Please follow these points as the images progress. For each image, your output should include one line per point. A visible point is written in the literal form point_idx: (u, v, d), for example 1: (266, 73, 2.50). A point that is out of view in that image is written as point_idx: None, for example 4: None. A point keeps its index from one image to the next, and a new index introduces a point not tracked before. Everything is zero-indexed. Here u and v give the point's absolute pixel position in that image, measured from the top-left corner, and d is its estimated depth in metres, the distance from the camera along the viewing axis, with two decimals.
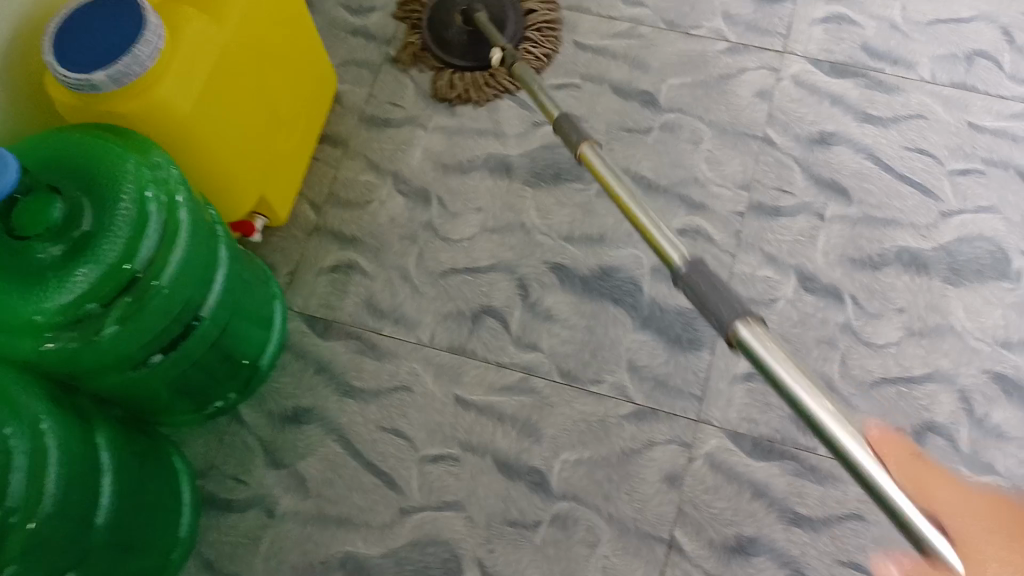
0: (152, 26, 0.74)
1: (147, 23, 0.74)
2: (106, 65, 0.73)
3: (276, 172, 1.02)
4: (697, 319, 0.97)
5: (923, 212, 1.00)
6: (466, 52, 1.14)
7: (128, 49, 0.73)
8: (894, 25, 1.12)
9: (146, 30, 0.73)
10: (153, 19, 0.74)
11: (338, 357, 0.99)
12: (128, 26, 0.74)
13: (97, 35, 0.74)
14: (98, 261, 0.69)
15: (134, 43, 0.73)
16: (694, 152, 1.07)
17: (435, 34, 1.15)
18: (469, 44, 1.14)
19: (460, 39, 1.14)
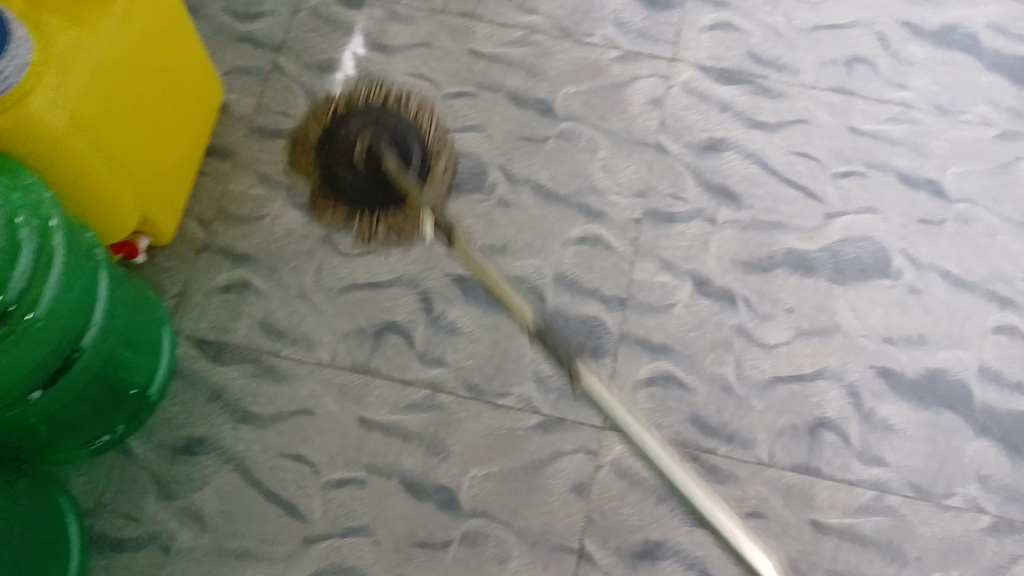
0: (18, 41, 0.73)
1: (14, 37, 0.73)
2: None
3: (162, 191, 0.97)
4: (600, 327, 0.98)
5: (809, 214, 1.04)
6: (370, 183, 1.05)
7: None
8: (777, 32, 1.16)
9: (14, 44, 0.73)
10: (19, 33, 0.73)
11: (233, 381, 0.95)
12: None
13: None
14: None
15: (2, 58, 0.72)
16: (591, 161, 1.08)
17: (330, 168, 1.07)
18: (371, 173, 1.06)
19: (363, 188, 1.05)
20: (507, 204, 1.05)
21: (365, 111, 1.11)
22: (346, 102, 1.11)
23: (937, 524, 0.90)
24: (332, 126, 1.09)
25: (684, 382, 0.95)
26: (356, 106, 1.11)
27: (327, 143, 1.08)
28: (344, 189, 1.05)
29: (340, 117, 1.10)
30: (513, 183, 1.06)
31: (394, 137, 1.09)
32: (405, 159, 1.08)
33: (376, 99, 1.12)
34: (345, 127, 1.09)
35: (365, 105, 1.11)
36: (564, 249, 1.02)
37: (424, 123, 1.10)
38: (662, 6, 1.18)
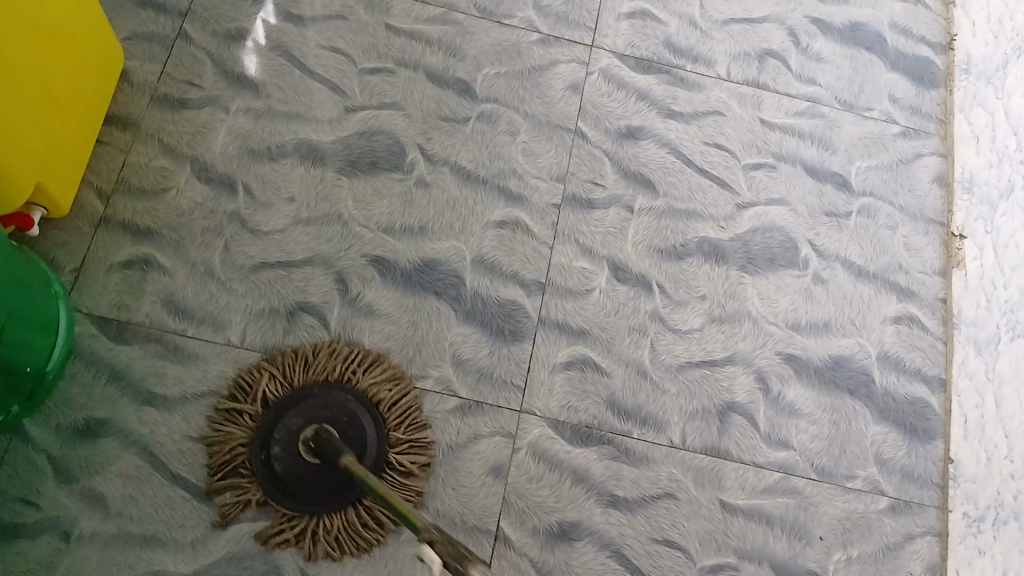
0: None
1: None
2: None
3: (56, 158, 0.90)
4: (518, 311, 0.98)
5: (722, 204, 1.07)
6: (325, 507, 0.86)
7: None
8: (693, 23, 1.18)
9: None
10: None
11: (136, 362, 0.91)
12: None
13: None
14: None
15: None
16: (512, 144, 1.07)
17: (266, 465, 0.87)
18: (323, 484, 0.87)
19: (314, 485, 0.86)
20: (427, 184, 1.04)
21: (307, 396, 0.89)
22: (284, 387, 0.89)
23: (839, 503, 0.96)
24: (266, 424, 0.88)
25: (601, 366, 0.97)
26: (295, 380, 0.90)
27: (260, 448, 0.87)
28: (290, 489, 0.86)
29: (276, 401, 0.89)
30: (433, 164, 1.05)
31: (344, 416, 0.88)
32: (360, 449, 0.87)
33: (318, 370, 0.90)
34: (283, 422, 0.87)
35: (305, 371, 0.90)
36: (484, 232, 1.02)
37: (380, 389, 0.91)
38: None
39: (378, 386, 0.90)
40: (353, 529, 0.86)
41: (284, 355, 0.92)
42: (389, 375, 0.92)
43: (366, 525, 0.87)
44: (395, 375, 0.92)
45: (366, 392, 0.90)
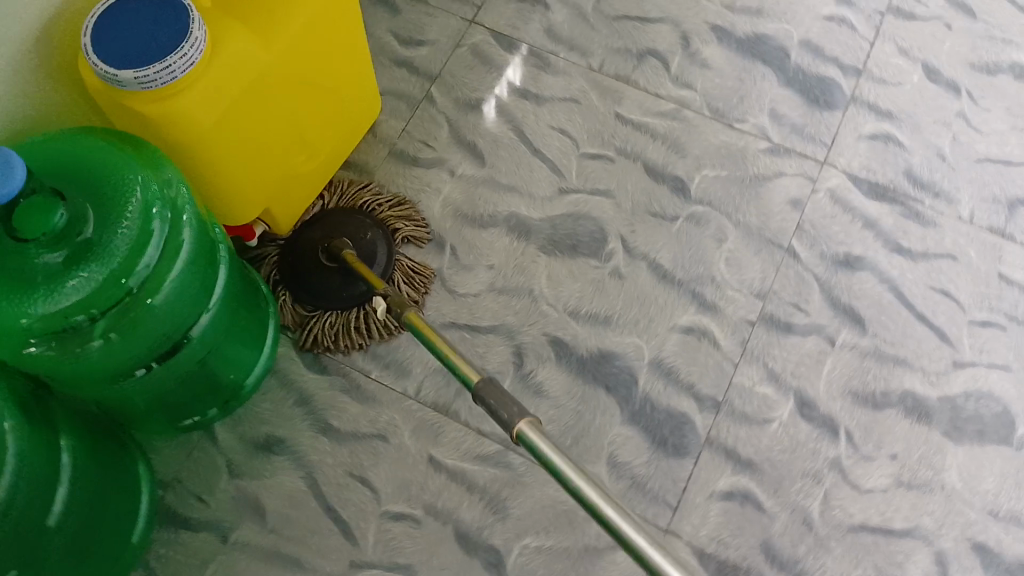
0: (194, 40, 0.72)
1: (190, 37, 0.72)
2: (138, 66, 0.71)
3: (292, 187, 0.99)
4: (687, 425, 0.95)
5: (935, 357, 0.99)
6: (329, 302, 0.99)
7: (165, 55, 0.71)
8: (941, 154, 1.12)
9: (188, 43, 0.72)
10: (197, 34, 0.72)
11: (320, 392, 0.98)
12: (171, 31, 0.72)
13: (137, 31, 0.72)
14: (101, 265, 0.69)
15: (171, 52, 0.71)
16: (716, 251, 1.05)
17: (291, 264, 1.02)
18: (331, 285, 1.00)
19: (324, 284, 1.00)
20: (621, 276, 1.04)
21: (333, 215, 1.04)
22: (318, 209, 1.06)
23: None
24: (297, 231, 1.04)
25: (763, 505, 0.91)
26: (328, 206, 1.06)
27: (287, 252, 1.03)
28: (304, 284, 1.00)
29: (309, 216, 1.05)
30: (632, 257, 1.05)
31: (360, 232, 1.02)
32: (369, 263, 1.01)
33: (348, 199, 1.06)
34: (310, 231, 1.03)
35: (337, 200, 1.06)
36: (669, 334, 1.00)
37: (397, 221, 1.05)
38: (823, 105, 1.15)
39: (393, 219, 1.05)
40: (350, 326, 0.99)
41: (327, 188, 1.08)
42: (406, 211, 1.06)
43: (359, 328, 0.99)
44: (410, 216, 1.06)
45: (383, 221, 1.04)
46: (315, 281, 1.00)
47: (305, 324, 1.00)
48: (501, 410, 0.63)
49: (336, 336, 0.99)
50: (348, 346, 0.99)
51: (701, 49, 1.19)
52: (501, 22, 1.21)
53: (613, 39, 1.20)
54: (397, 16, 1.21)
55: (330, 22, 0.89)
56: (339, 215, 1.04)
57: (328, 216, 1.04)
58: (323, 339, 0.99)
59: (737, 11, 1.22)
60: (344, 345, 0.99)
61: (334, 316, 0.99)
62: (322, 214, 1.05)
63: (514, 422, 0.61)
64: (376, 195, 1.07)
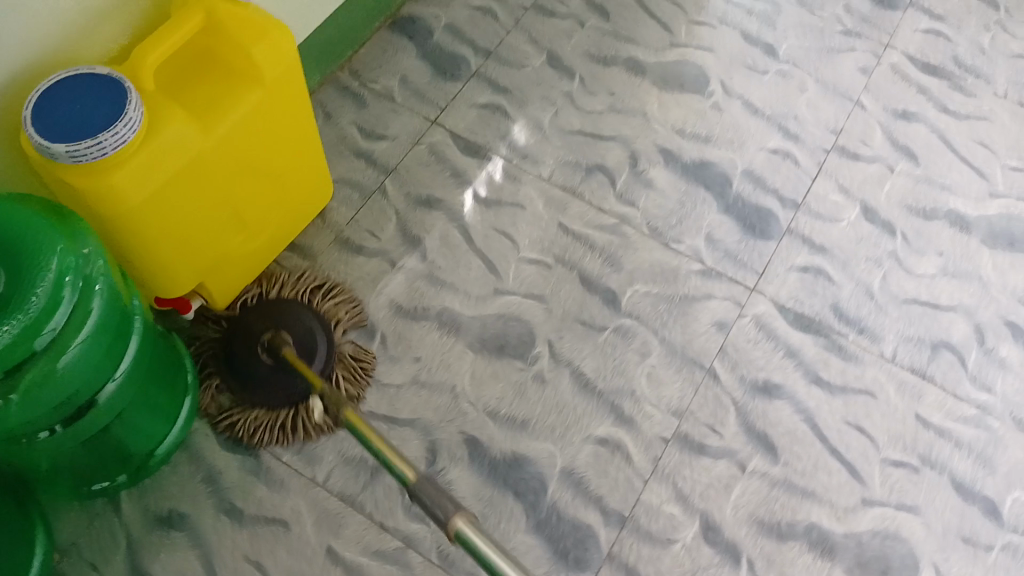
0: (128, 120, 0.75)
1: (125, 117, 0.75)
2: (72, 140, 0.74)
3: (229, 265, 1.01)
4: (590, 538, 0.95)
5: (845, 493, 0.99)
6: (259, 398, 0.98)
7: (98, 132, 0.74)
8: (869, 292, 1.14)
9: (121, 122, 0.75)
10: (133, 115, 0.76)
11: (229, 471, 0.98)
12: (107, 110, 0.75)
13: (75, 107, 0.76)
14: (13, 322, 0.69)
15: (104, 129, 0.75)
16: (639, 365, 1.07)
17: (228, 353, 1.01)
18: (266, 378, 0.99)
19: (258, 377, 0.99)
20: (543, 380, 1.05)
21: (277, 304, 1.04)
22: (259, 297, 1.05)
23: None
24: (237, 319, 1.03)
25: None
26: (269, 293, 1.05)
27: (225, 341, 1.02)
28: (238, 375, 0.99)
29: (249, 303, 1.04)
30: (556, 363, 1.06)
31: (300, 326, 1.02)
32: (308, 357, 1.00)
33: (290, 288, 1.06)
34: (250, 322, 1.02)
35: (279, 289, 1.05)
36: (583, 445, 1.01)
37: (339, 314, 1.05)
38: (759, 233, 1.18)
39: (334, 313, 1.05)
40: (277, 424, 0.97)
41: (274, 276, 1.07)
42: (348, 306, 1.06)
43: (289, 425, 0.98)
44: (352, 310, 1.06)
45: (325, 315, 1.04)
46: (249, 373, 0.99)
47: (233, 415, 0.98)
48: (437, 509, 0.66)
49: (264, 430, 0.98)
50: (275, 441, 0.98)
51: (647, 169, 1.23)
52: (461, 123, 1.25)
53: (565, 151, 1.24)
54: (363, 108, 1.25)
55: (275, 114, 0.93)
56: (281, 307, 1.04)
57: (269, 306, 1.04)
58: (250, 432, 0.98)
59: (687, 136, 1.26)
60: (272, 440, 0.98)
61: (267, 409, 0.98)
62: (263, 302, 1.04)
63: (451, 520, 0.65)
64: (319, 285, 1.07)
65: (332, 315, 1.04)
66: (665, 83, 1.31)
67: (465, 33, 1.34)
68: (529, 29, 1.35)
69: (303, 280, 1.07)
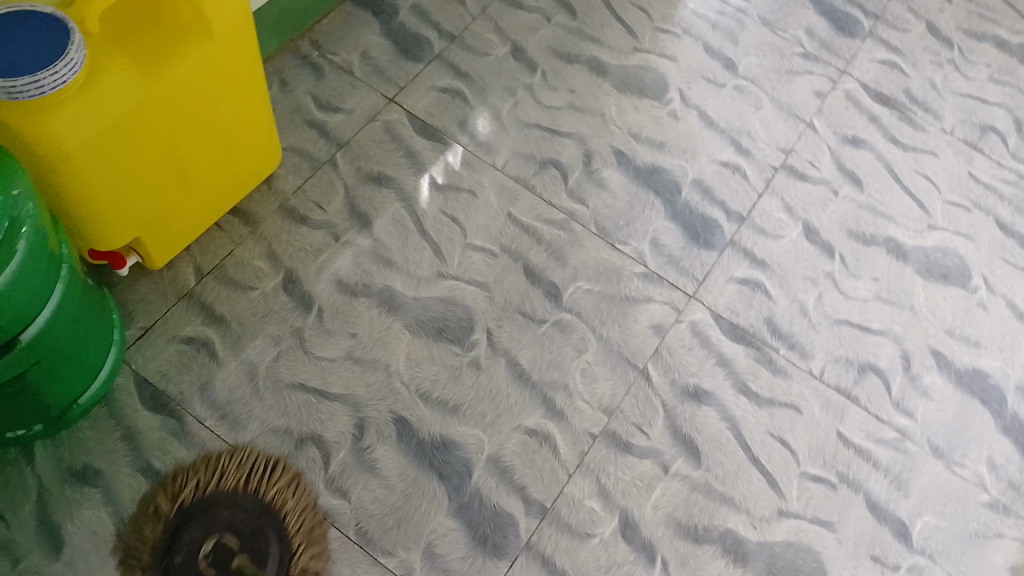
0: (68, 61, 0.73)
1: (65, 57, 0.73)
2: (7, 75, 0.71)
3: (167, 225, 0.99)
4: (510, 526, 0.95)
5: (763, 501, 1.02)
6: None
7: (36, 70, 0.72)
8: (803, 309, 1.17)
9: (61, 63, 0.73)
10: (74, 56, 0.73)
11: (149, 432, 0.96)
12: (47, 49, 0.73)
13: (14, 43, 0.73)
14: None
15: (43, 68, 0.72)
16: (574, 360, 1.07)
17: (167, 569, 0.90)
18: None
19: None
20: (479, 367, 1.05)
21: (217, 507, 0.93)
22: (197, 495, 0.93)
23: None
24: (171, 528, 0.91)
25: None
26: (206, 487, 0.94)
27: (160, 549, 0.90)
28: None
29: (187, 503, 0.93)
30: (493, 351, 1.06)
31: (247, 529, 0.92)
32: (259, 564, 0.91)
33: (231, 478, 0.94)
34: (189, 526, 0.91)
35: (218, 481, 0.94)
36: (512, 434, 1.01)
37: (288, 502, 0.94)
38: (703, 243, 1.21)
39: (281, 498, 0.94)
40: None
41: (212, 463, 0.95)
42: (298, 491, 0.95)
43: None
44: (302, 488, 0.95)
45: (272, 504, 0.94)
46: None
47: None
48: None
49: None
50: None
51: (601, 169, 1.24)
52: (420, 104, 1.25)
53: (522, 142, 1.24)
54: (321, 79, 1.24)
55: (226, 73, 0.90)
56: (224, 502, 0.93)
57: (211, 503, 0.93)
58: None
59: (642, 140, 1.28)
60: None
61: None
62: (203, 501, 0.93)
63: None
64: (260, 466, 0.95)
65: (279, 501, 0.94)
66: (625, 86, 1.32)
67: (431, 16, 1.33)
68: (495, 18, 1.35)
69: (245, 461, 0.96)
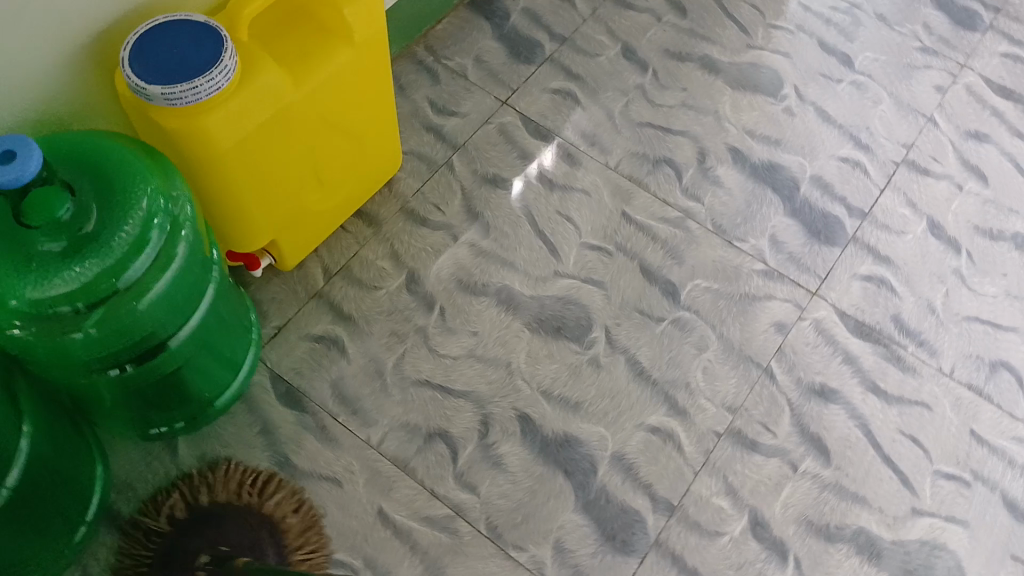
0: (223, 68, 0.76)
1: (220, 64, 0.76)
2: (167, 83, 0.75)
3: (299, 225, 1.03)
4: (637, 523, 0.95)
5: (895, 501, 0.99)
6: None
7: (194, 77, 0.75)
8: (931, 307, 1.13)
9: (216, 70, 0.76)
10: (228, 63, 0.77)
11: (285, 426, 0.99)
12: (204, 56, 0.76)
13: (174, 51, 0.77)
14: (96, 261, 0.70)
15: (200, 74, 0.76)
16: (695, 358, 1.06)
17: None
18: None
19: None
20: (599, 365, 1.05)
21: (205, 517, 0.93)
22: (183, 507, 0.94)
23: None
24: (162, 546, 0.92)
25: None
26: (197, 501, 0.94)
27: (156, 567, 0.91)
28: None
29: (176, 523, 0.93)
30: (613, 349, 1.06)
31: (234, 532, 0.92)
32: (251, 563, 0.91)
33: (212, 491, 0.95)
34: (180, 539, 0.92)
35: (210, 494, 0.95)
36: (635, 431, 1.01)
37: (269, 505, 0.94)
38: (824, 239, 1.18)
39: (267, 506, 0.94)
40: None
41: (195, 478, 0.95)
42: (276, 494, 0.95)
43: None
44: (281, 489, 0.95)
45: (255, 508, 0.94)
46: None
47: None
48: None
49: None
50: None
51: (715, 167, 1.23)
52: (533, 106, 1.26)
53: (634, 142, 1.24)
54: (437, 84, 1.26)
55: (360, 70, 0.93)
56: (214, 516, 0.94)
57: (202, 516, 0.93)
58: None
59: (757, 138, 1.26)
60: None
61: None
62: (190, 518, 0.93)
63: None
64: (241, 477, 0.96)
65: (268, 510, 0.94)
66: (738, 85, 1.31)
67: (542, 20, 1.35)
68: (605, 20, 1.35)
69: (227, 477, 0.96)
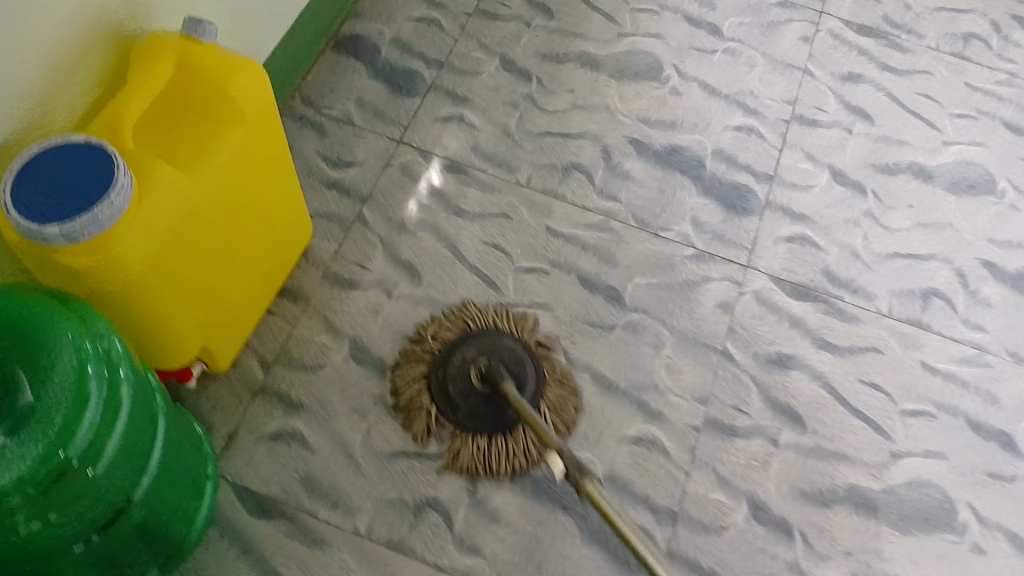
0: (119, 187, 0.68)
1: (116, 184, 0.68)
2: (63, 219, 0.67)
3: (227, 323, 0.96)
4: (646, 538, 0.95)
5: (873, 450, 1.03)
6: (480, 425, 0.98)
7: (91, 206, 0.67)
8: (854, 253, 1.18)
9: (114, 191, 0.68)
10: (123, 181, 0.69)
11: (265, 539, 0.93)
12: (95, 179, 0.68)
13: (59, 182, 0.68)
14: (36, 439, 0.62)
15: (95, 201, 0.68)
16: (655, 358, 1.07)
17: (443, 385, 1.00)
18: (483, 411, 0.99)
19: (473, 404, 0.98)
20: None
21: (479, 337, 1.03)
22: (460, 330, 1.04)
23: None
24: (445, 353, 1.02)
25: None
26: (470, 327, 1.04)
27: (438, 368, 1.01)
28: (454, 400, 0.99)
29: (449, 339, 1.03)
30: (575, 369, 1.05)
31: (508, 357, 1.01)
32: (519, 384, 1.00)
33: (485, 322, 1.05)
34: (461, 349, 1.02)
35: (477, 324, 1.04)
36: (619, 446, 1.00)
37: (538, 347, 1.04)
38: (740, 211, 1.20)
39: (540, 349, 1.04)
40: (502, 455, 0.97)
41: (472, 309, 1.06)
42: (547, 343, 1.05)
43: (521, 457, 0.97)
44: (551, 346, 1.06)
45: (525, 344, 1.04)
46: (466, 403, 0.99)
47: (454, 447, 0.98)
48: None
49: (486, 459, 0.97)
50: (507, 472, 0.97)
51: (622, 162, 1.23)
52: (429, 139, 1.22)
53: (538, 154, 1.22)
54: (324, 137, 1.20)
55: (257, 148, 0.86)
56: (486, 338, 1.03)
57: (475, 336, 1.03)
58: (470, 461, 0.97)
59: (653, 124, 1.27)
60: (503, 471, 0.97)
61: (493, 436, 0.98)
62: (463, 335, 1.03)
63: None
64: (514, 318, 1.06)
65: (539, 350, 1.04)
66: (621, 75, 1.31)
67: (413, 47, 1.30)
68: (476, 35, 1.32)
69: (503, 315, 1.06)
